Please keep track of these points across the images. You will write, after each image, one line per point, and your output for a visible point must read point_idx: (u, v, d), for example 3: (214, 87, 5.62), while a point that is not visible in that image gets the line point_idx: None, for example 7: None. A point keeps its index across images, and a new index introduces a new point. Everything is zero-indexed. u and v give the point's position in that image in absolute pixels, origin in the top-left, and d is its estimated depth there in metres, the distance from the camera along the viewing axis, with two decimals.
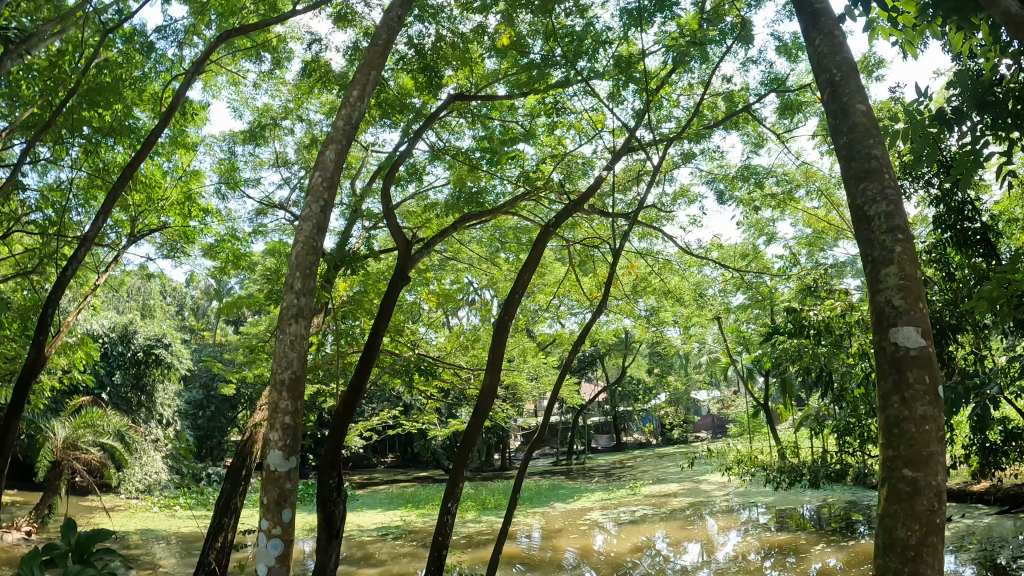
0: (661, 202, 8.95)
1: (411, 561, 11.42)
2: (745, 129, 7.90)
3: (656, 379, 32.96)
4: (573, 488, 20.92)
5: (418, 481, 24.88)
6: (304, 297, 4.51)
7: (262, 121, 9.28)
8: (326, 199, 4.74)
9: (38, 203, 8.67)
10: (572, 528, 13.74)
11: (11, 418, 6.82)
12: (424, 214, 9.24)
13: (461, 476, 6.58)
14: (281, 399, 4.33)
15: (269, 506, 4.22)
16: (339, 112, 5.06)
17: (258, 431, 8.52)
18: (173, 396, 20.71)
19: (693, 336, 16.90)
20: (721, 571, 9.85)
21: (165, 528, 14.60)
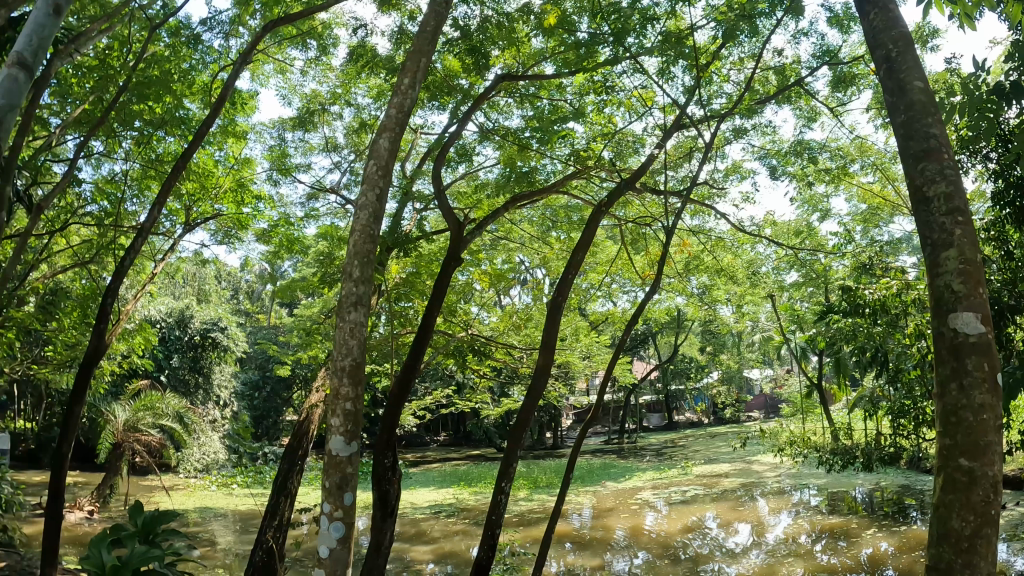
0: (713, 179, 8.80)
1: (462, 539, 11.62)
2: (797, 103, 7.68)
3: (709, 358, 32.56)
4: (625, 467, 20.94)
5: (472, 460, 25.20)
6: (363, 285, 4.56)
7: (311, 107, 9.39)
8: (381, 187, 4.78)
9: (93, 196, 8.96)
10: (623, 507, 13.74)
11: (73, 403, 7.06)
12: (474, 195, 9.29)
13: (515, 456, 6.61)
14: (342, 385, 4.40)
15: (331, 490, 4.33)
16: (392, 100, 5.08)
17: (314, 413, 8.70)
18: (230, 378, 21.25)
19: (746, 315, 16.65)
20: (770, 552, 9.81)
21: (223, 506, 15.07)
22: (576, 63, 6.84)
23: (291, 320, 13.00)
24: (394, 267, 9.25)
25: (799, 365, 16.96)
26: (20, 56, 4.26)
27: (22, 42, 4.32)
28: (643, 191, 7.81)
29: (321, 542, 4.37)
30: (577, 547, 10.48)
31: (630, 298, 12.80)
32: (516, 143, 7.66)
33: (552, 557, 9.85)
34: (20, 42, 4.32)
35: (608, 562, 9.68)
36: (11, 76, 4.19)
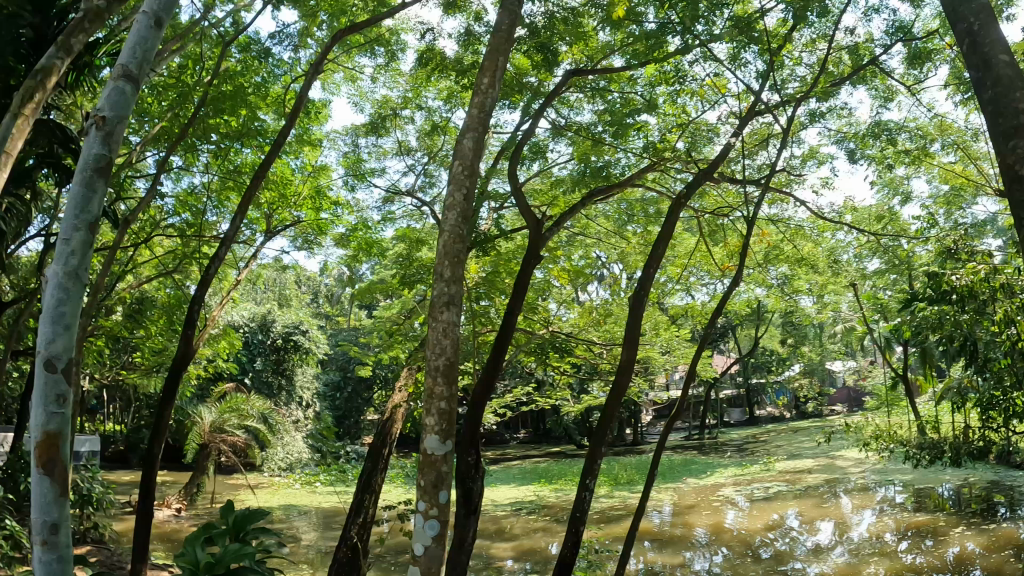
0: (790, 165, 8.56)
1: (543, 536, 11.67)
2: (872, 83, 7.40)
3: (789, 350, 31.66)
4: (706, 463, 20.61)
5: (554, 457, 25.22)
6: (454, 285, 4.64)
7: (382, 113, 9.56)
8: (468, 187, 4.85)
9: (175, 209, 9.34)
10: (705, 504, 13.52)
11: (163, 407, 7.38)
12: (550, 191, 9.33)
13: (599, 453, 6.59)
14: (437, 384, 4.48)
15: (426, 488, 4.41)
16: (472, 102, 5.13)
17: (398, 412, 8.83)
18: (313, 379, 21.87)
19: (827, 305, 16.14)
20: (853, 551, 9.49)
21: (308, 503, 15.54)
22: (647, 55, 6.73)
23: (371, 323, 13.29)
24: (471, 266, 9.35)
25: (883, 355, 16.35)
26: (127, 66, 3.92)
27: (128, 50, 3.95)
28: (719, 181, 7.65)
29: (416, 541, 4.44)
30: (656, 545, 10.34)
31: (710, 291, 12.52)
32: (589, 138, 7.61)
33: (631, 554, 9.78)
34: (127, 50, 3.98)
35: (688, 560, 9.50)
36: (116, 88, 3.89)
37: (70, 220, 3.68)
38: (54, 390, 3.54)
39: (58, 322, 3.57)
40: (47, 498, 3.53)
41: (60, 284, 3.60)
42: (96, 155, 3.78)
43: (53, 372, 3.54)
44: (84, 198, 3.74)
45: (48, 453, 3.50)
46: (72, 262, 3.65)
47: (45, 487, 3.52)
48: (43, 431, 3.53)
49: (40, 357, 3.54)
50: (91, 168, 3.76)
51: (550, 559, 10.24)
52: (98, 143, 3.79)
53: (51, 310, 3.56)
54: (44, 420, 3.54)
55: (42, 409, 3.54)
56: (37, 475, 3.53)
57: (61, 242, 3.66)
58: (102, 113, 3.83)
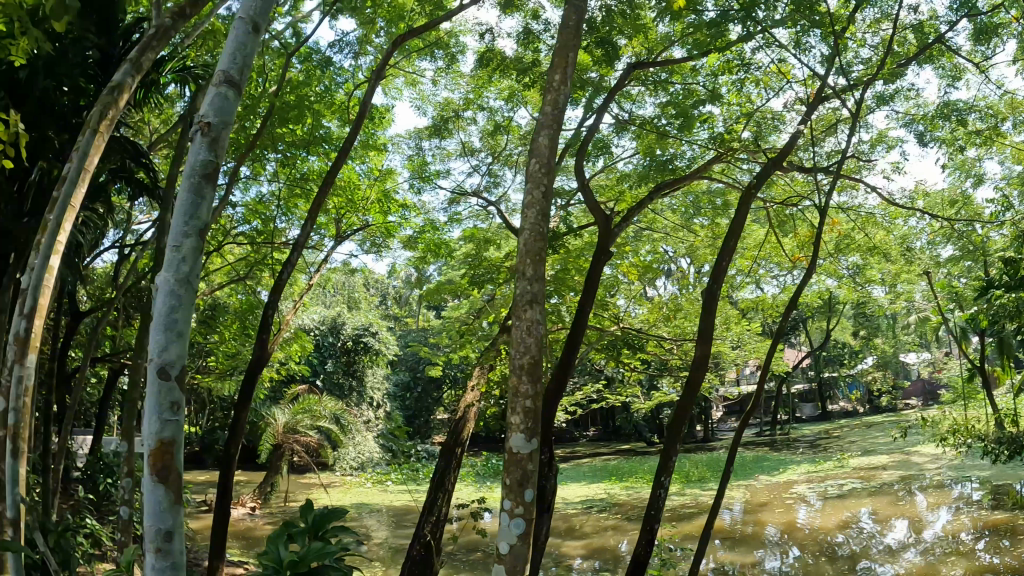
0: (859, 151, 8.32)
1: (615, 535, 11.64)
2: (939, 62, 7.13)
3: (861, 342, 30.73)
4: (778, 460, 20.20)
5: (626, 454, 25.02)
6: (536, 283, 4.60)
7: (445, 115, 9.66)
8: (545, 184, 4.80)
9: (246, 217, 9.63)
10: (778, 502, 13.26)
11: (240, 408, 7.59)
12: (616, 186, 9.25)
13: (674, 451, 6.49)
14: (521, 382, 4.46)
15: (512, 486, 4.39)
16: (545, 99, 5.04)
17: (469, 412, 8.80)
18: (383, 380, 22.23)
19: (900, 294, 15.65)
20: (927, 550, 9.17)
21: (379, 502, 15.73)
22: (708, 45, 6.59)
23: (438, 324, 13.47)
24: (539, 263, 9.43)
25: (959, 346, 15.76)
26: (230, 71, 3.59)
27: (230, 55, 3.62)
28: (790, 170, 7.50)
29: (501, 539, 4.46)
30: (728, 543, 10.15)
31: (781, 283, 12.21)
32: (655, 131, 7.59)
33: (700, 553, 9.63)
34: (228, 54, 3.65)
35: (760, 560, 9.28)
36: (220, 93, 3.55)
37: (179, 226, 3.32)
38: (167, 397, 3.16)
39: (171, 329, 3.18)
40: (161, 505, 3.14)
41: (172, 291, 3.24)
42: (204, 161, 3.43)
43: (167, 380, 3.15)
44: (195, 205, 3.37)
45: (162, 461, 3.14)
46: (185, 268, 3.27)
47: (159, 495, 3.14)
48: (156, 439, 3.16)
49: (153, 364, 3.16)
50: (199, 175, 3.42)
51: (619, 559, 10.16)
52: (205, 149, 3.45)
53: (163, 317, 3.18)
54: (157, 428, 3.15)
55: (156, 417, 3.14)
56: (150, 483, 3.15)
57: (170, 250, 3.30)
58: (207, 119, 3.49)
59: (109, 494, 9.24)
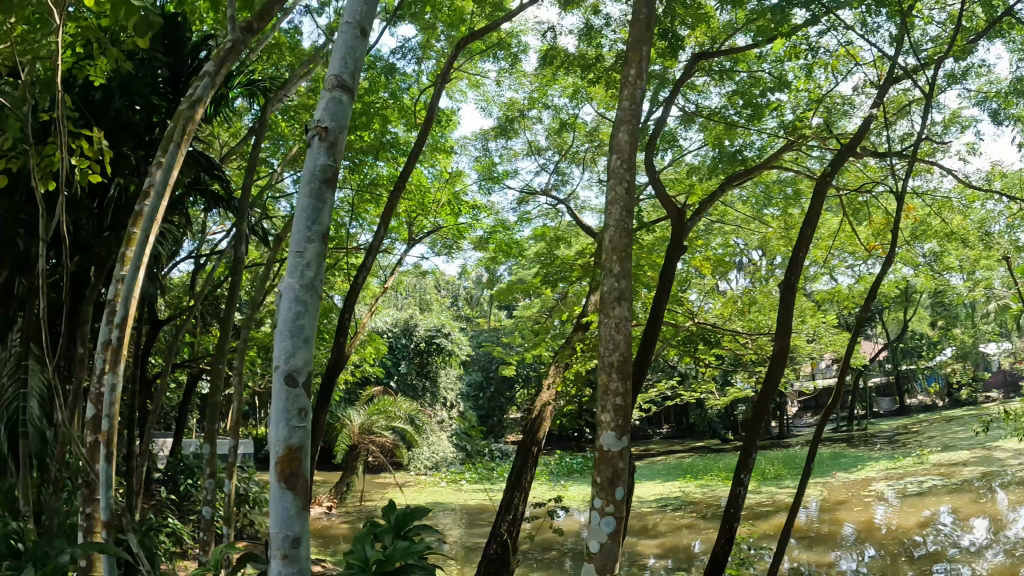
0: (931, 133, 8.03)
1: (692, 535, 11.62)
2: (1009, 36, 6.86)
3: (940, 333, 29.66)
4: (855, 457, 19.69)
5: (698, 452, 24.76)
6: (624, 279, 4.48)
7: (511, 115, 9.71)
8: (628, 181, 4.66)
9: (319, 225, 9.87)
10: (855, 500, 12.95)
11: (319, 411, 7.70)
12: (687, 179, 9.13)
13: (755, 447, 6.79)
14: (612, 379, 4.33)
15: (603, 484, 4.29)
16: (621, 97, 4.90)
17: (546, 410, 8.70)
18: (455, 381, 22.45)
19: (983, 282, 15.03)
20: (1014, 550, 8.81)
21: (454, 502, 15.82)
22: (773, 30, 6.55)
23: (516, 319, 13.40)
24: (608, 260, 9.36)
25: None
26: (342, 76, 3.52)
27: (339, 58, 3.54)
28: (864, 156, 7.38)
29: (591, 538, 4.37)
30: (804, 543, 9.90)
31: (856, 273, 11.85)
32: (723, 123, 7.65)
33: (772, 552, 9.43)
34: (337, 58, 3.57)
35: (835, 561, 9.02)
36: (335, 98, 3.48)
37: (302, 232, 3.26)
38: (295, 405, 3.09)
39: (297, 335, 3.14)
40: (291, 512, 3.05)
41: (296, 298, 3.18)
42: (322, 167, 3.36)
43: (294, 385, 3.09)
44: (316, 212, 3.30)
45: (291, 468, 3.04)
46: (308, 274, 3.22)
47: (288, 501, 3.04)
48: (286, 446, 3.07)
49: (279, 371, 3.10)
50: (319, 181, 3.35)
51: (692, 559, 10.02)
52: (322, 155, 3.38)
53: (290, 324, 3.14)
54: (285, 434, 3.08)
55: (284, 423, 3.08)
56: (278, 490, 3.06)
57: (293, 257, 3.24)
58: (323, 126, 3.43)
59: (189, 495, 9.56)
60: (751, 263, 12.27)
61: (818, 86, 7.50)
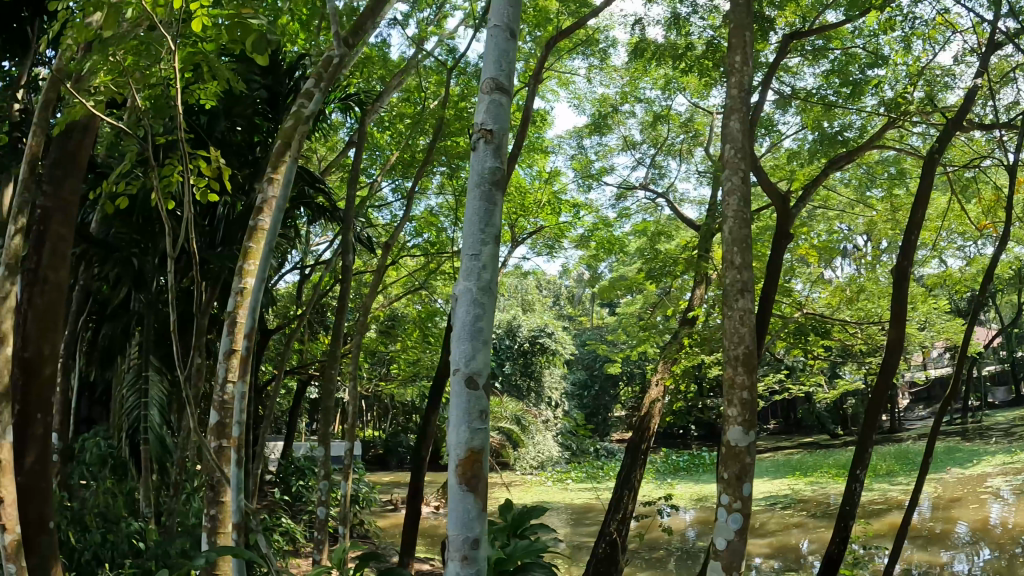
0: None
1: (801, 534, 11.28)
2: None
3: None
4: (975, 451, 18.63)
5: (805, 448, 23.99)
6: (747, 270, 4.19)
7: (603, 111, 9.65)
8: (744, 170, 4.40)
9: (421, 231, 10.17)
10: (973, 497, 12.28)
11: (430, 414, 7.78)
12: (788, 165, 8.85)
13: (870, 441, 6.85)
14: (737, 374, 4.11)
15: (730, 480, 4.06)
16: (728, 82, 4.61)
17: (656, 407, 8.54)
18: (560, 379, 22.38)
19: None
20: None
21: (559, 501, 15.74)
22: (864, 3, 6.38)
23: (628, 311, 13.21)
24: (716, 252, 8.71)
25: None
26: (499, 72, 3.04)
27: (496, 51, 3.06)
28: (969, 130, 7.04)
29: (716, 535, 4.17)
30: (916, 543, 9.45)
31: (969, 255, 11.22)
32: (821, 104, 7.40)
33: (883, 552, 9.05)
34: (493, 52, 3.09)
35: (949, 561, 8.58)
36: (493, 100, 3.01)
37: (476, 233, 2.86)
38: (475, 405, 2.70)
39: (478, 336, 2.74)
40: (471, 514, 2.64)
41: (473, 301, 2.80)
42: (490, 169, 2.93)
43: (474, 388, 2.70)
44: (488, 212, 2.89)
45: (473, 471, 2.64)
46: (486, 277, 2.84)
47: (469, 503, 2.63)
48: (467, 447, 2.67)
49: (459, 375, 2.73)
50: (488, 183, 2.92)
51: (801, 559, 9.74)
52: (490, 156, 2.94)
53: (468, 327, 2.75)
54: (467, 436, 2.69)
55: (465, 426, 2.69)
56: (458, 492, 2.66)
57: (467, 260, 2.86)
58: (487, 127, 2.98)
59: (301, 495, 9.98)
60: (856, 246, 11.77)
61: (917, 59, 7.19)
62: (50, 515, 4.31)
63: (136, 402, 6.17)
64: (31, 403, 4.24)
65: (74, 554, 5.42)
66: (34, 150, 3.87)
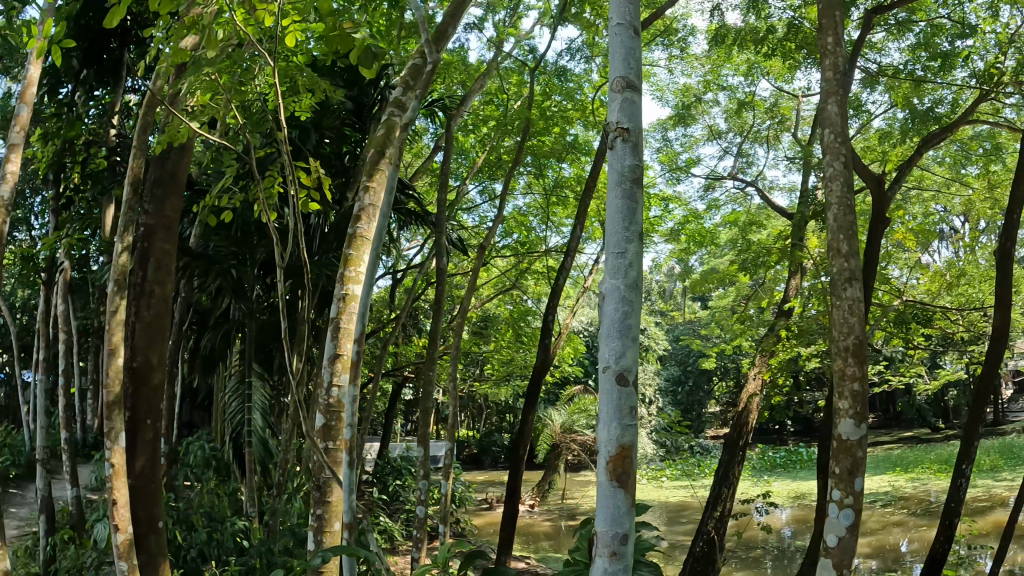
0: None
1: (901, 533, 10.79)
2: None
3: None
4: None
5: (907, 443, 22.93)
6: (854, 258, 4.08)
7: (686, 101, 9.47)
8: (845, 154, 4.23)
9: (509, 232, 10.28)
10: None
11: (528, 413, 7.78)
12: (879, 147, 8.50)
13: (976, 435, 6.49)
14: (847, 365, 3.97)
15: (841, 475, 3.91)
16: (821, 66, 4.43)
17: (753, 402, 8.37)
18: (652, 376, 22.06)
19: None
20: None
21: (654, 498, 15.68)
22: None
23: (722, 305, 12.96)
24: (810, 242, 8.39)
25: None
26: (629, 64, 2.76)
27: (622, 45, 2.77)
28: None
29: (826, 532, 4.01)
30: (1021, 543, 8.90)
31: None
32: (909, 80, 7.08)
33: (986, 552, 8.55)
34: (619, 42, 2.79)
35: None
36: (628, 91, 2.72)
37: (620, 231, 2.60)
38: (627, 402, 2.50)
39: (626, 333, 2.53)
40: (620, 510, 2.43)
41: (622, 298, 2.55)
42: (630, 167, 2.65)
43: (625, 386, 2.50)
44: (632, 208, 2.62)
45: (623, 468, 2.44)
46: (633, 274, 2.57)
47: (619, 499, 2.43)
48: (618, 444, 2.47)
49: (608, 372, 2.53)
50: (629, 180, 2.65)
51: (901, 559, 9.32)
52: (629, 155, 2.67)
53: (617, 324, 2.53)
54: (616, 433, 2.48)
55: (615, 422, 2.49)
56: (606, 488, 2.46)
57: (612, 259, 2.60)
58: (624, 120, 2.69)
59: (397, 494, 10.27)
60: (953, 228, 11.15)
61: (1006, 25, 6.80)
62: (159, 516, 4.56)
63: (239, 408, 6.42)
64: (140, 410, 4.50)
65: (182, 551, 5.72)
66: (136, 171, 4.08)
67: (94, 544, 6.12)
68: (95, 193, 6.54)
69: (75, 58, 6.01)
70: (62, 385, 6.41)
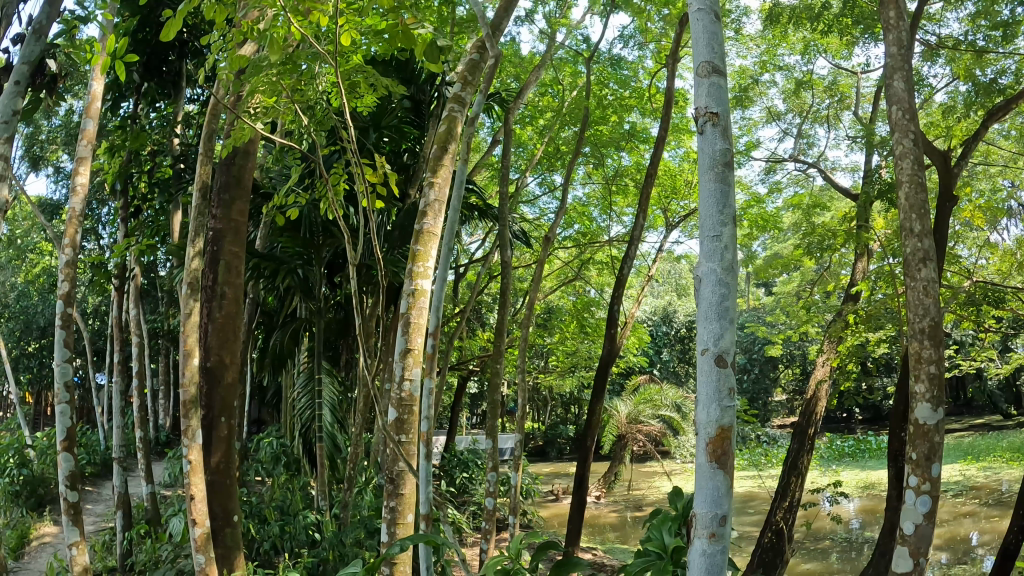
0: None
1: (973, 524, 10.43)
2: None
3: None
4: None
5: (980, 430, 22.10)
6: (928, 238, 3.94)
7: (743, 83, 9.27)
8: (914, 130, 4.08)
9: (570, 223, 10.26)
10: None
11: (594, 403, 7.75)
12: (943, 122, 8.20)
13: None
14: (923, 347, 3.84)
15: (918, 461, 3.79)
16: (886, 40, 4.28)
17: (822, 389, 8.19)
18: None
19: None
20: None
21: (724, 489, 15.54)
22: None
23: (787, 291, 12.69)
24: (875, 222, 8.13)
25: None
26: (714, 51, 2.33)
27: (704, 31, 2.34)
28: None
29: (902, 521, 3.86)
30: None
31: None
32: (971, 51, 6.82)
33: None
34: (701, 30, 2.36)
35: None
36: (713, 82, 2.29)
37: (713, 213, 2.21)
38: (727, 384, 2.12)
39: (725, 312, 2.14)
40: (720, 492, 2.08)
41: (717, 278, 2.16)
42: (723, 153, 2.24)
43: (724, 367, 2.11)
44: (726, 191, 2.22)
45: (725, 452, 2.08)
46: (730, 255, 2.17)
47: (719, 481, 2.08)
48: (715, 425, 2.10)
49: (706, 354, 2.15)
50: (722, 165, 2.23)
51: (971, 551, 8.98)
52: (721, 139, 2.25)
53: (715, 305, 2.14)
54: (713, 413, 2.11)
55: (713, 403, 2.11)
56: (705, 471, 2.11)
57: (706, 242, 2.21)
58: (712, 109, 2.27)
59: (465, 487, 10.40)
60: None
61: None
62: (234, 510, 4.71)
63: (308, 403, 6.58)
64: (215, 408, 4.66)
65: (256, 544, 5.93)
66: (203, 177, 4.15)
67: (169, 537, 6.36)
68: (162, 200, 6.82)
69: (136, 72, 6.21)
70: (136, 386, 6.66)
